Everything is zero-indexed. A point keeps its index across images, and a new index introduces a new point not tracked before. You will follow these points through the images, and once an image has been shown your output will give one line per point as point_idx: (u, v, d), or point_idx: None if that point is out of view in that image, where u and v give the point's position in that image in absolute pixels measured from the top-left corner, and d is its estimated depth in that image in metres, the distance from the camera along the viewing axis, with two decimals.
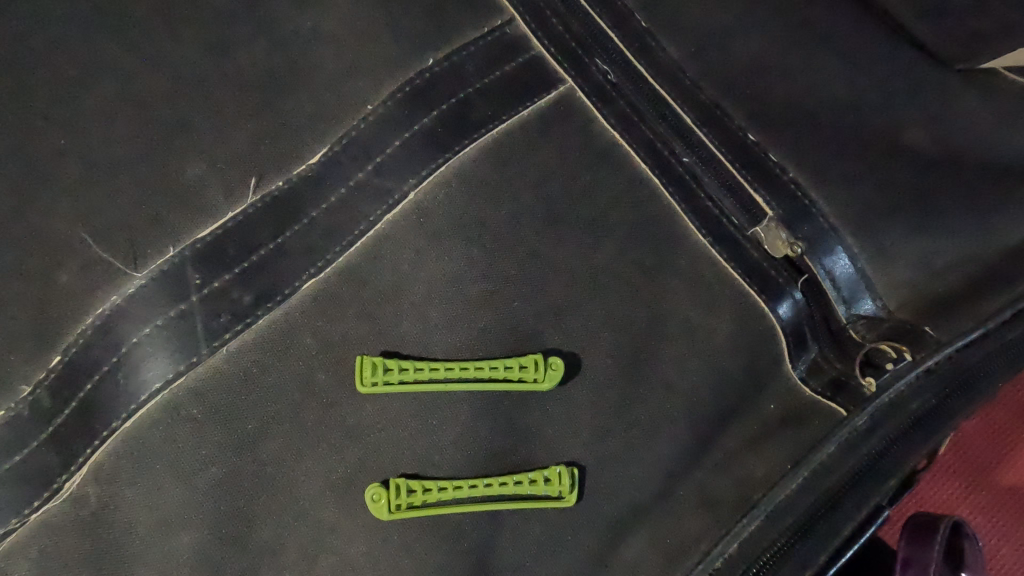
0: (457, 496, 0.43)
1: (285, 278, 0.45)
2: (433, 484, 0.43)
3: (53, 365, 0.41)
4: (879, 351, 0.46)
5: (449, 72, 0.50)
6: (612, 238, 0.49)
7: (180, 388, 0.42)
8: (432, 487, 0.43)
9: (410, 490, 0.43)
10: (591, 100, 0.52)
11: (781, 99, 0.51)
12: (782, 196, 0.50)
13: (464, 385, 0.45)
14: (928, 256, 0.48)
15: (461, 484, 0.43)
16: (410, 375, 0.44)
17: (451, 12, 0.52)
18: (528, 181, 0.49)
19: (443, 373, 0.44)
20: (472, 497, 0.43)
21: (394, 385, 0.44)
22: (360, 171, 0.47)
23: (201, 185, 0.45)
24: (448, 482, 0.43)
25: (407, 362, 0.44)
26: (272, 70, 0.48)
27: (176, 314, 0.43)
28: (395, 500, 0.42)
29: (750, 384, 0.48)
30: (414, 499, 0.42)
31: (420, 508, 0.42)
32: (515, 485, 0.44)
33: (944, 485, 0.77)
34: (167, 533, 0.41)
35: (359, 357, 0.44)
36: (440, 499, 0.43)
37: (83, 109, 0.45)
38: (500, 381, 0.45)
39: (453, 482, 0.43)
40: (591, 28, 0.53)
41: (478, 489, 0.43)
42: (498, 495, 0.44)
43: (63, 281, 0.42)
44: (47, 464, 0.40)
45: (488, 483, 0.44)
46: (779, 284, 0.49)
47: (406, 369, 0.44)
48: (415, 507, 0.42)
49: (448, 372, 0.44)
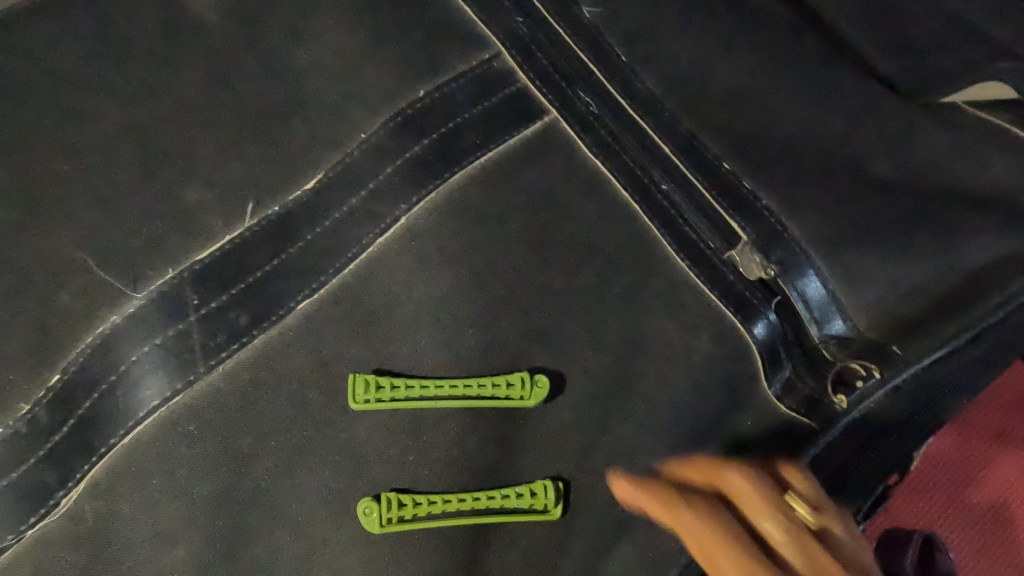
0: (446, 509, 0.44)
1: (280, 298, 0.46)
2: (427, 497, 0.45)
3: (52, 383, 0.42)
4: (849, 370, 0.48)
5: (439, 103, 0.52)
6: (595, 261, 0.51)
7: (177, 406, 0.44)
8: (422, 501, 0.44)
9: (401, 504, 0.44)
10: (575, 130, 0.54)
11: (754, 130, 0.54)
12: (755, 222, 0.52)
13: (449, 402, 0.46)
14: (895, 278, 0.51)
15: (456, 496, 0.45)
16: (401, 392, 0.46)
17: (441, 46, 0.54)
18: (515, 206, 0.51)
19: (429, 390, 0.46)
20: (460, 510, 0.45)
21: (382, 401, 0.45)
22: (353, 196, 0.49)
23: (200, 210, 0.47)
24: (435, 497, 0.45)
25: (399, 379, 0.46)
26: (269, 99, 0.50)
27: (174, 333, 0.44)
28: (386, 514, 0.44)
29: (730, 401, 0.49)
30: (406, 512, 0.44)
31: (410, 522, 0.44)
32: (502, 498, 0.45)
33: (919, 504, 0.79)
34: (161, 547, 0.42)
35: (350, 374, 0.46)
36: (429, 513, 0.44)
37: (85, 137, 0.47)
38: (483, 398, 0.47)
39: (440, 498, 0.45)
40: (574, 62, 0.56)
41: (466, 502, 0.45)
42: (486, 508, 0.45)
43: (64, 303, 0.44)
44: (43, 481, 0.41)
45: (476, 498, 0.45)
46: (753, 305, 0.51)
47: (397, 386, 0.46)
48: (405, 520, 0.44)
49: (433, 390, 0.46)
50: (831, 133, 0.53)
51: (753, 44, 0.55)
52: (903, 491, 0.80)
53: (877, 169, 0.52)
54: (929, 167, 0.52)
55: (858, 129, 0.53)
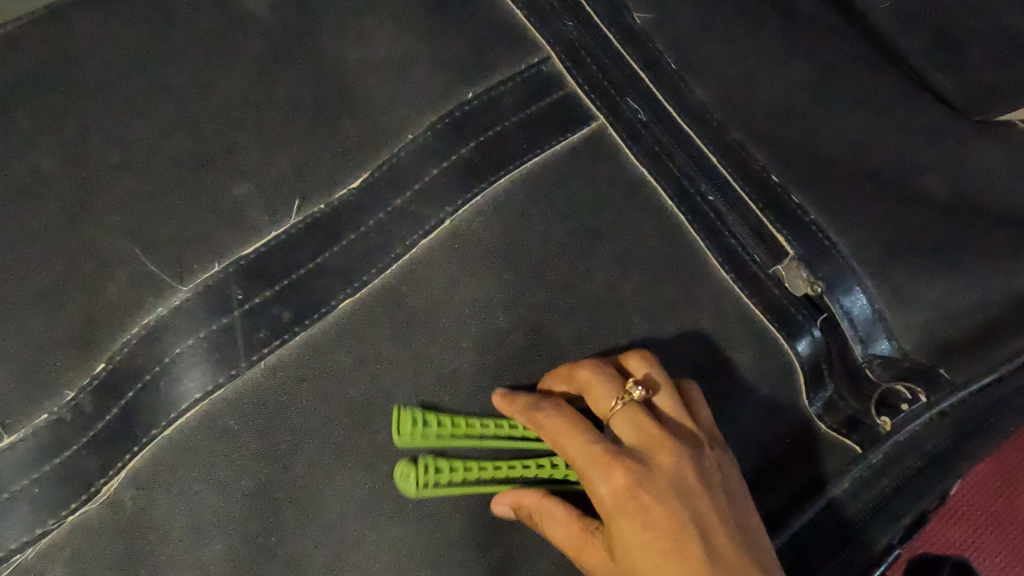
0: (481, 476, 0.46)
1: (324, 296, 0.47)
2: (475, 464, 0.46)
3: (97, 372, 0.43)
4: (892, 392, 0.47)
5: (487, 106, 0.52)
6: (637, 271, 0.51)
7: (219, 400, 0.44)
8: (458, 467, 0.45)
9: (438, 469, 0.44)
10: (621, 138, 0.54)
11: (803, 143, 0.53)
12: (803, 238, 0.52)
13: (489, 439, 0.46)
14: (945, 299, 0.49)
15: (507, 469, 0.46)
16: (447, 430, 0.45)
17: (489, 49, 0.54)
18: (558, 212, 0.51)
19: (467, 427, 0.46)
20: (494, 477, 0.46)
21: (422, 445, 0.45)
22: (398, 197, 0.49)
23: (247, 205, 0.47)
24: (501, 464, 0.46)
25: (445, 417, 0.45)
26: (319, 97, 0.50)
27: (218, 328, 0.45)
28: (423, 477, 0.44)
29: (770, 417, 0.49)
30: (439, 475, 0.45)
31: (445, 488, 0.45)
32: (537, 468, 0.47)
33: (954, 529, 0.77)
34: (199, 540, 0.42)
35: (395, 408, 0.45)
36: (464, 479, 0.45)
37: (138, 129, 0.47)
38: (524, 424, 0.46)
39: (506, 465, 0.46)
40: (623, 69, 0.55)
41: (501, 470, 0.46)
42: (519, 476, 0.46)
43: (112, 293, 0.44)
44: (86, 468, 0.42)
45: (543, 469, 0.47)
46: (798, 321, 0.51)
47: (443, 424, 0.45)
48: (441, 485, 0.44)
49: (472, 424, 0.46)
50: (886, 147, 0.52)
51: (807, 56, 0.54)
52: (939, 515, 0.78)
53: (929, 184, 0.50)
54: (983, 183, 0.48)
55: (911, 142, 0.50)
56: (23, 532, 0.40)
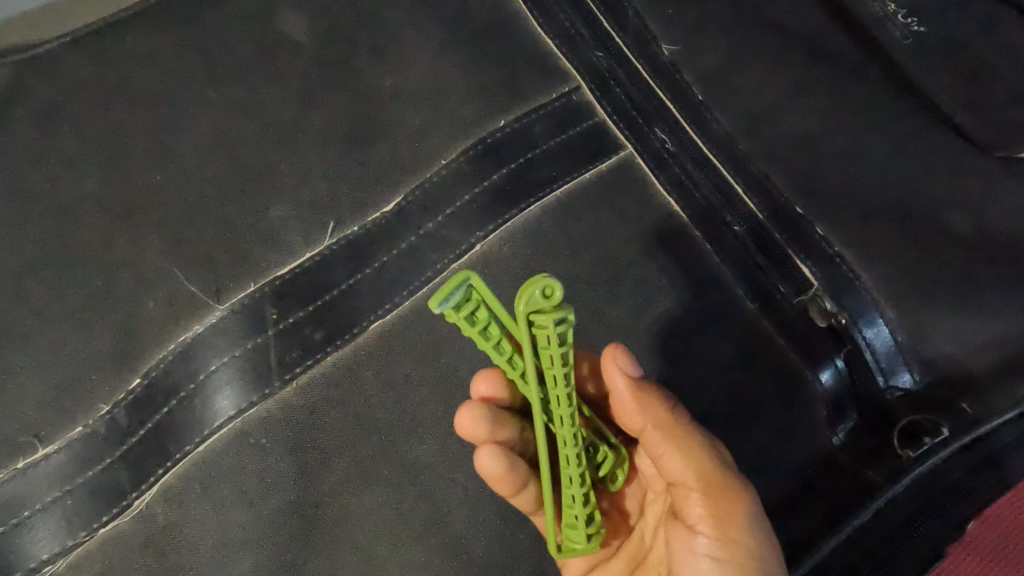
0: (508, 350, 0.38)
1: (356, 317, 0.47)
2: (569, 368, 0.37)
3: (132, 387, 0.44)
4: (917, 424, 0.46)
5: (519, 133, 0.53)
6: (661, 299, 0.52)
7: (251, 417, 0.44)
8: (490, 331, 0.38)
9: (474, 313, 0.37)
10: (649, 166, 0.55)
11: (826, 174, 0.52)
12: (827, 269, 0.51)
13: (530, 365, 0.37)
14: (967, 333, 0.46)
15: (566, 413, 0.37)
16: (484, 334, 0.38)
17: (521, 76, 0.56)
18: (585, 238, 0.52)
19: (486, 347, 0.38)
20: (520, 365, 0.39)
21: (481, 308, 0.37)
22: (430, 220, 0.50)
23: (282, 226, 0.48)
24: (570, 405, 0.37)
25: (477, 335, 0.38)
26: (354, 121, 0.52)
27: (253, 346, 0.45)
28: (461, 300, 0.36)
29: (792, 446, 0.49)
30: (543, 324, 0.35)
31: (482, 314, 0.37)
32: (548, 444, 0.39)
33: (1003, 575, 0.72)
34: (228, 556, 0.42)
35: (432, 304, 0.35)
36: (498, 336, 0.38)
37: (178, 150, 0.49)
38: (526, 402, 0.48)
39: (570, 410, 0.37)
40: (652, 100, 0.56)
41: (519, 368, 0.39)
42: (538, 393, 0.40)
43: (149, 310, 0.45)
44: (118, 482, 0.43)
45: (594, 432, 0.44)
46: (822, 353, 0.51)
47: (484, 335, 0.38)
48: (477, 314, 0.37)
49: (506, 351, 0.38)
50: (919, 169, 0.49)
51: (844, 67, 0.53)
52: (980, 559, 0.73)
53: (951, 219, 0.48)
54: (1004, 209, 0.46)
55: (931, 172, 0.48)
56: (54, 543, 0.41)
